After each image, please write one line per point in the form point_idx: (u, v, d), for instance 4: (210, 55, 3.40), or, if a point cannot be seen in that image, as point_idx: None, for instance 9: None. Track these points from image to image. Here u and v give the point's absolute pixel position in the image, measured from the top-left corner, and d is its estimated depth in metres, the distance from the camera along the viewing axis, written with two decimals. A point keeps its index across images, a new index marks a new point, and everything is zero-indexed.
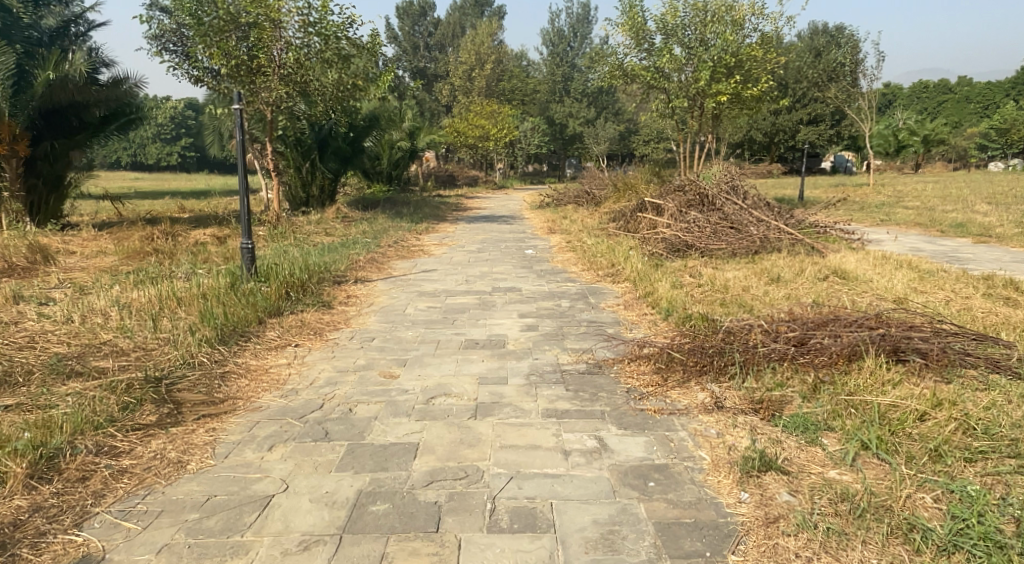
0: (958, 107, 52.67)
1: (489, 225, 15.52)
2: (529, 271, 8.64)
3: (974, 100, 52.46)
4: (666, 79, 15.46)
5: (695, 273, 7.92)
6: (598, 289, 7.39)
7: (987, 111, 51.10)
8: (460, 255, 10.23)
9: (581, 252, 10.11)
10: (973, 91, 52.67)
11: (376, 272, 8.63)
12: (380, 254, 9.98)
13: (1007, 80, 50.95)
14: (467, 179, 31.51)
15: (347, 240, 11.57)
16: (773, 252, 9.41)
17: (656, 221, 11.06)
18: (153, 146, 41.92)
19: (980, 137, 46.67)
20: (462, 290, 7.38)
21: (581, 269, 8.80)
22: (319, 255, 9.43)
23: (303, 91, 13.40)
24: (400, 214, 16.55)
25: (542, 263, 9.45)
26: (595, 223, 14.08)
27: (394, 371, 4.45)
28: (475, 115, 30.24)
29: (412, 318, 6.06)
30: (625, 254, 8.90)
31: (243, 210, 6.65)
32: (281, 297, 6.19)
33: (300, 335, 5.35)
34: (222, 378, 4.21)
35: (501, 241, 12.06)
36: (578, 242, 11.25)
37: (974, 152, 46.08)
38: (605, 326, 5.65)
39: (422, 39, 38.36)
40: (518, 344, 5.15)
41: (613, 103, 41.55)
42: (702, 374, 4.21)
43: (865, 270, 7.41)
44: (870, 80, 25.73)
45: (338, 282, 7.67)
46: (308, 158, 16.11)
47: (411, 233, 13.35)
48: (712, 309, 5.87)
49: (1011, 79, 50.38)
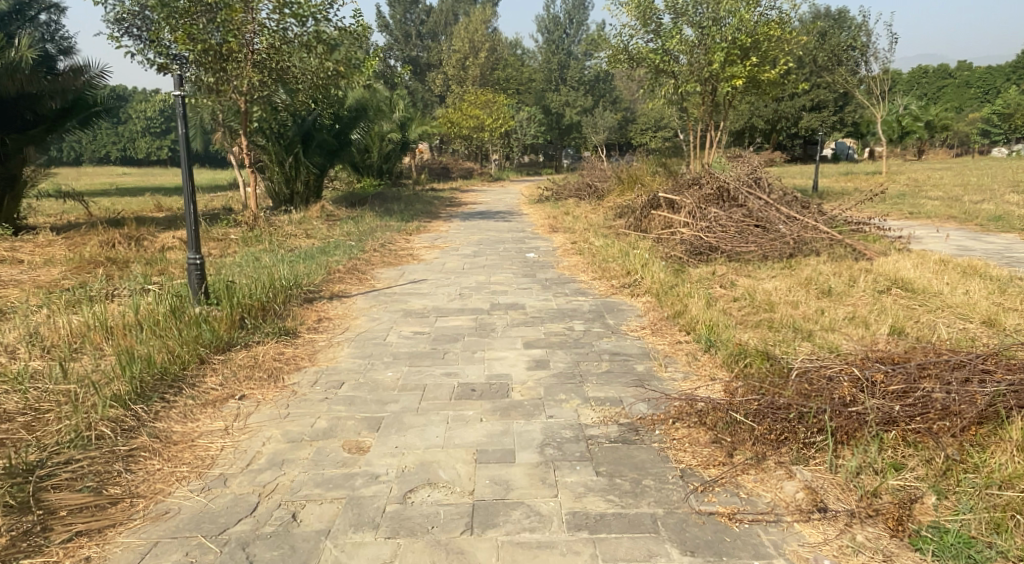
0: (959, 91, 51.75)
1: (486, 223, 14.41)
2: (533, 280, 7.55)
3: (974, 85, 51.55)
4: (674, 62, 14.34)
5: (727, 283, 6.82)
6: (616, 306, 6.27)
7: (988, 96, 50.18)
8: (453, 260, 9.13)
9: (589, 256, 9.01)
10: (973, 76, 51.77)
11: (356, 285, 7.48)
12: (363, 261, 8.84)
13: (1008, 64, 50.07)
14: (461, 171, 30.36)
15: (329, 243, 10.46)
16: (808, 254, 8.32)
17: (671, 220, 9.97)
18: (141, 141, 40.83)
19: (983, 122, 45.73)
20: (456, 308, 6.27)
21: (592, 277, 7.70)
22: (293, 264, 8.30)
23: (280, 78, 12.32)
24: (391, 212, 15.42)
25: (547, 269, 8.36)
26: (601, 220, 12.98)
27: (363, 441, 3.33)
28: (469, 104, 29.05)
29: (392, 349, 4.96)
30: (642, 259, 7.80)
31: (189, 218, 5.45)
32: (232, 326, 5.05)
33: (250, 380, 4.21)
34: (127, 460, 3.11)
35: (500, 243, 10.95)
36: (586, 243, 10.14)
37: (977, 138, 45.16)
38: (631, 362, 4.54)
39: (413, 27, 36.40)
40: (525, 391, 4.05)
41: (610, 92, 40.53)
42: (779, 446, 3.18)
43: (927, 280, 6.34)
44: (881, 62, 24.58)
45: (310, 300, 6.53)
46: (291, 152, 14.87)
47: (402, 233, 12.26)
48: (763, 339, 4.76)
49: (1011, 63, 49.40)
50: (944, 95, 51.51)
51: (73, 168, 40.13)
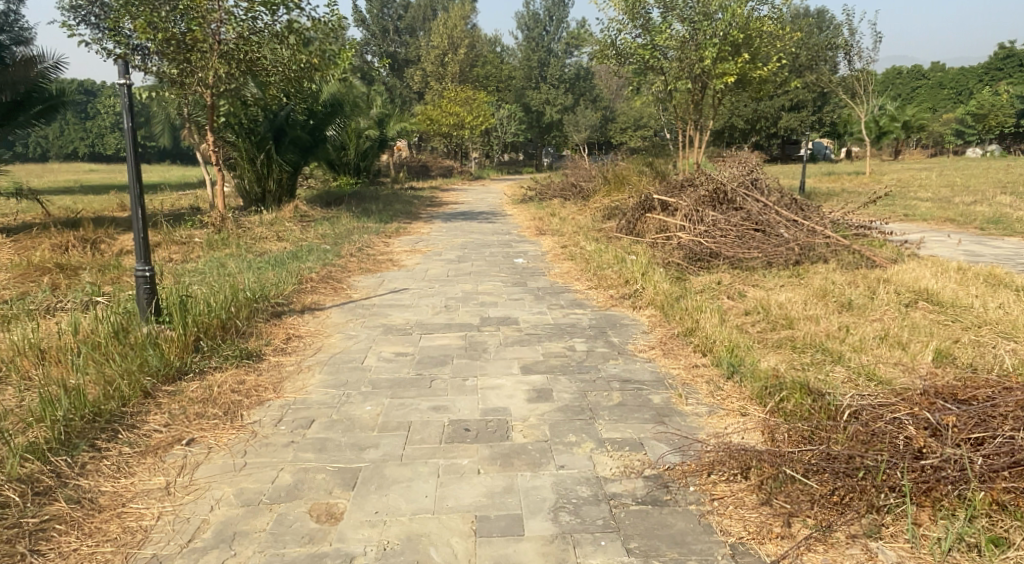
0: (932, 92, 52.24)
1: (469, 225, 13.80)
2: (524, 290, 6.97)
3: (947, 86, 52.11)
4: (664, 58, 13.76)
5: (736, 294, 6.28)
6: (618, 321, 5.70)
7: (961, 97, 50.67)
8: (436, 267, 8.53)
9: (582, 262, 8.46)
10: (946, 77, 52.26)
11: (331, 296, 6.83)
12: (338, 267, 8.20)
13: (980, 66, 50.68)
14: (440, 170, 29.69)
15: (301, 247, 9.80)
16: (814, 260, 7.83)
17: (666, 223, 9.45)
18: (110, 137, 39.69)
19: (957, 122, 46.14)
20: (441, 324, 5.67)
21: (587, 286, 7.15)
22: (262, 272, 7.64)
23: (249, 70, 11.64)
24: (369, 212, 14.77)
25: (537, 276, 7.79)
26: (589, 222, 12.44)
27: (335, 507, 2.75)
28: (449, 101, 28.38)
29: (371, 376, 4.34)
30: (641, 266, 7.25)
31: (137, 225, 4.78)
32: (184, 350, 4.40)
33: (202, 418, 3.57)
34: (33, 542, 2.56)
35: (485, 246, 10.36)
36: (576, 247, 9.59)
37: (951, 139, 45.50)
38: (646, 392, 3.96)
39: (391, 22, 35.58)
40: (528, 430, 3.47)
41: (590, 90, 40.10)
42: (844, 511, 2.68)
43: (952, 291, 5.86)
44: (865, 62, 24.31)
45: (278, 314, 5.88)
46: (263, 149, 14.23)
47: (381, 235, 11.63)
48: (792, 364, 4.22)
49: (984, 65, 49.86)
50: (918, 95, 51.92)
51: (39, 164, 38.86)
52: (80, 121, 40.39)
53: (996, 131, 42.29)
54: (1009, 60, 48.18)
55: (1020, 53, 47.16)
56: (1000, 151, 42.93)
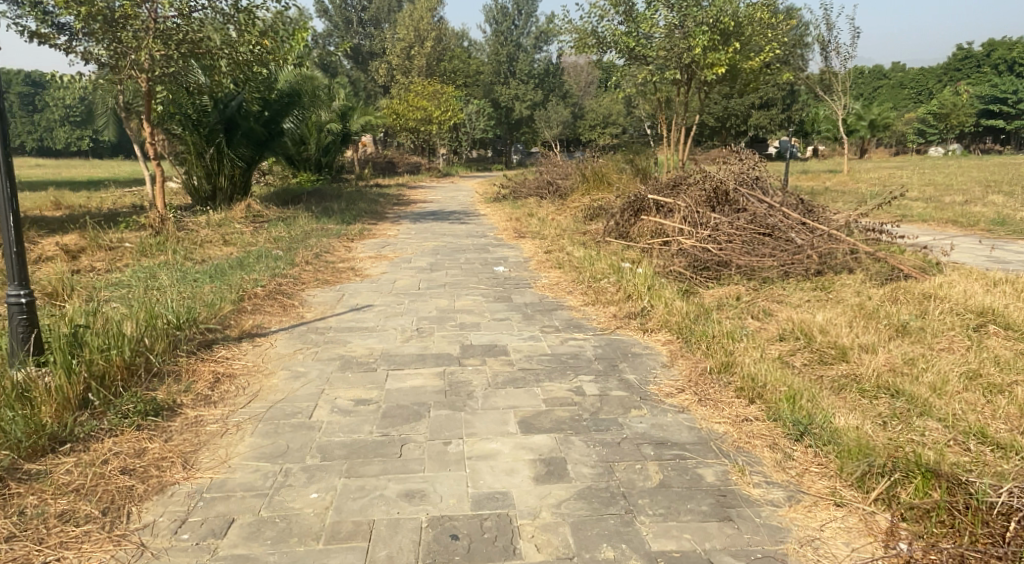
0: (893, 91, 52.70)
1: (439, 225, 12.72)
2: (509, 309, 5.96)
3: (908, 86, 52.55)
4: (650, 44, 12.66)
5: (761, 313, 5.30)
6: (629, 351, 4.67)
7: (922, 97, 51.07)
8: (404, 277, 7.47)
9: (572, 273, 7.45)
10: (908, 77, 52.78)
11: (280, 318, 5.70)
12: (290, 279, 7.06)
13: (939, 66, 51.16)
14: (408, 166, 28.53)
15: (250, 254, 8.66)
16: (835, 269, 6.90)
17: (662, 226, 8.50)
18: (61, 131, 37.85)
19: (919, 122, 46.44)
20: (412, 357, 4.63)
21: (582, 302, 6.16)
22: (200, 289, 6.49)
23: (191, 53, 10.52)
24: (330, 212, 13.59)
25: (522, 290, 6.79)
26: (570, 223, 11.49)
27: None
28: (415, 95, 27.21)
29: (320, 441, 3.29)
30: (644, 278, 6.26)
31: (7, 236, 3.59)
32: (64, 409, 3.33)
33: (67, 523, 2.62)
34: None
35: (459, 251, 9.30)
36: (562, 254, 8.60)
37: (913, 138, 45.82)
38: (694, 465, 2.93)
39: (354, 13, 34.23)
40: (542, 536, 2.49)
41: (560, 86, 39.22)
42: None
43: (1019, 309, 4.97)
44: (841, 58, 23.78)
45: (208, 345, 4.76)
46: (212, 142, 13.13)
47: (342, 239, 10.51)
48: (873, 420, 3.25)
49: (944, 66, 50.36)
50: (879, 95, 52.26)
51: None
52: (27, 114, 38.46)
53: (956, 131, 42.64)
54: (967, 61, 48.80)
55: (978, 54, 47.73)
56: (962, 150, 43.20)
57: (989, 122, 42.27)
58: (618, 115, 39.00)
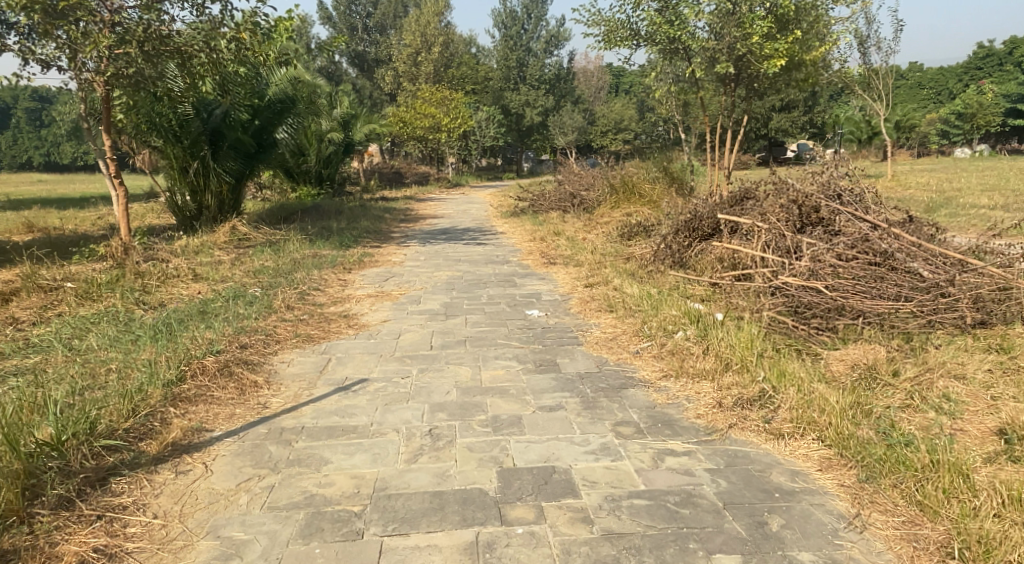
0: (910, 92, 50.86)
1: (452, 248, 11.01)
2: (563, 387, 4.24)
3: (926, 87, 50.84)
4: (695, 35, 10.86)
5: (947, 403, 3.58)
6: (773, 486, 2.88)
7: (940, 98, 49.34)
8: (412, 329, 5.76)
9: (630, 320, 5.71)
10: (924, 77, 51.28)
11: (230, 411, 3.95)
12: (261, 339, 5.32)
13: (958, 65, 49.31)
14: (416, 177, 26.94)
15: (220, 295, 7.00)
16: (994, 315, 5.15)
17: (737, 253, 6.76)
18: (66, 145, 36.57)
19: (942, 122, 44.56)
20: (424, 498, 2.90)
21: (660, 373, 4.44)
22: (136, 360, 4.80)
23: (154, 50, 8.81)
24: (329, 233, 11.91)
25: (570, 350, 5.06)
26: (606, 245, 9.81)
27: None
28: (423, 102, 25.58)
29: None
30: (746, 336, 4.51)
31: None
32: None
33: None
34: None
35: (479, 285, 7.63)
36: (608, 289, 6.89)
37: (935, 139, 43.92)
38: None
39: (360, 20, 32.59)
40: None
41: (571, 91, 37.59)
42: None
43: None
44: (880, 51, 21.90)
45: (103, 481, 3.06)
46: (196, 155, 11.51)
47: (337, 268, 8.84)
48: None
49: (962, 64, 48.61)
50: (897, 95, 50.44)
51: None
52: (31, 130, 37.40)
53: (983, 131, 40.64)
54: (989, 59, 46.78)
55: (998, 51, 45.93)
56: (988, 151, 41.30)
57: (1016, 122, 40.42)
58: (631, 120, 37.28)
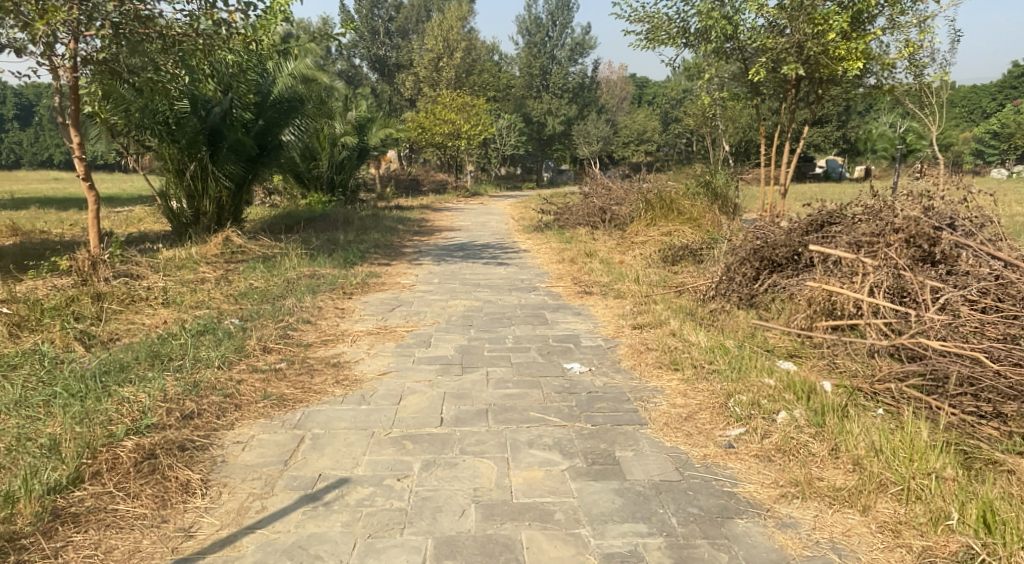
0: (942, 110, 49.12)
1: (470, 268, 9.65)
2: (641, 512, 2.89)
3: (958, 104, 49.09)
4: (754, 34, 9.51)
5: None
6: None
7: (973, 116, 47.55)
8: (418, 390, 4.36)
9: (708, 386, 4.29)
10: (956, 94, 49.53)
11: (133, 546, 2.69)
12: (216, 404, 3.95)
13: (994, 83, 47.49)
14: (433, 185, 25.68)
15: (187, 327, 5.67)
16: None
17: (834, 293, 5.31)
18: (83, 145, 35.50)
19: (977, 141, 42.78)
20: None
21: (777, 490, 3.00)
22: (34, 436, 3.43)
23: (127, 31, 7.46)
24: (332, 247, 10.58)
25: (640, 435, 3.66)
26: (649, 272, 8.42)
27: None
28: (442, 107, 24.33)
29: None
30: (902, 438, 3.10)
31: None
32: None
33: None
34: None
35: (505, 321, 6.25)
36: (668, 335, 5.49)
37: (970, 158, 42.18)
38: None
39: (382, 23, 31.26)
40: None
41: (595, 101, 36.27)
42: None
43: None
44: None
45: None
46: (193, 156, 10.24)
47: (336, 293, 7.50)
48: None
49: (997, 83, 46.78)
50: None
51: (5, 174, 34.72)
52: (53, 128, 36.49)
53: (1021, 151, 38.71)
54: None
55: None
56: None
57: None
58: (655, 132, 35.87)
